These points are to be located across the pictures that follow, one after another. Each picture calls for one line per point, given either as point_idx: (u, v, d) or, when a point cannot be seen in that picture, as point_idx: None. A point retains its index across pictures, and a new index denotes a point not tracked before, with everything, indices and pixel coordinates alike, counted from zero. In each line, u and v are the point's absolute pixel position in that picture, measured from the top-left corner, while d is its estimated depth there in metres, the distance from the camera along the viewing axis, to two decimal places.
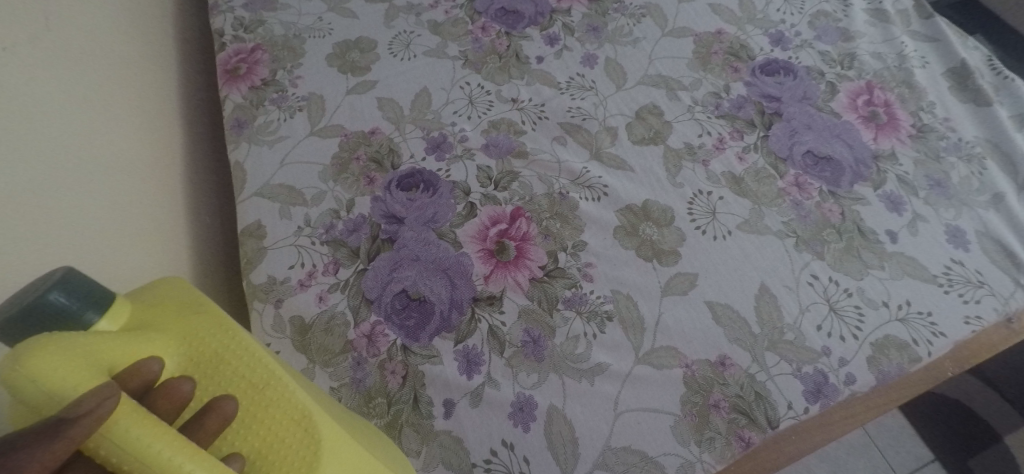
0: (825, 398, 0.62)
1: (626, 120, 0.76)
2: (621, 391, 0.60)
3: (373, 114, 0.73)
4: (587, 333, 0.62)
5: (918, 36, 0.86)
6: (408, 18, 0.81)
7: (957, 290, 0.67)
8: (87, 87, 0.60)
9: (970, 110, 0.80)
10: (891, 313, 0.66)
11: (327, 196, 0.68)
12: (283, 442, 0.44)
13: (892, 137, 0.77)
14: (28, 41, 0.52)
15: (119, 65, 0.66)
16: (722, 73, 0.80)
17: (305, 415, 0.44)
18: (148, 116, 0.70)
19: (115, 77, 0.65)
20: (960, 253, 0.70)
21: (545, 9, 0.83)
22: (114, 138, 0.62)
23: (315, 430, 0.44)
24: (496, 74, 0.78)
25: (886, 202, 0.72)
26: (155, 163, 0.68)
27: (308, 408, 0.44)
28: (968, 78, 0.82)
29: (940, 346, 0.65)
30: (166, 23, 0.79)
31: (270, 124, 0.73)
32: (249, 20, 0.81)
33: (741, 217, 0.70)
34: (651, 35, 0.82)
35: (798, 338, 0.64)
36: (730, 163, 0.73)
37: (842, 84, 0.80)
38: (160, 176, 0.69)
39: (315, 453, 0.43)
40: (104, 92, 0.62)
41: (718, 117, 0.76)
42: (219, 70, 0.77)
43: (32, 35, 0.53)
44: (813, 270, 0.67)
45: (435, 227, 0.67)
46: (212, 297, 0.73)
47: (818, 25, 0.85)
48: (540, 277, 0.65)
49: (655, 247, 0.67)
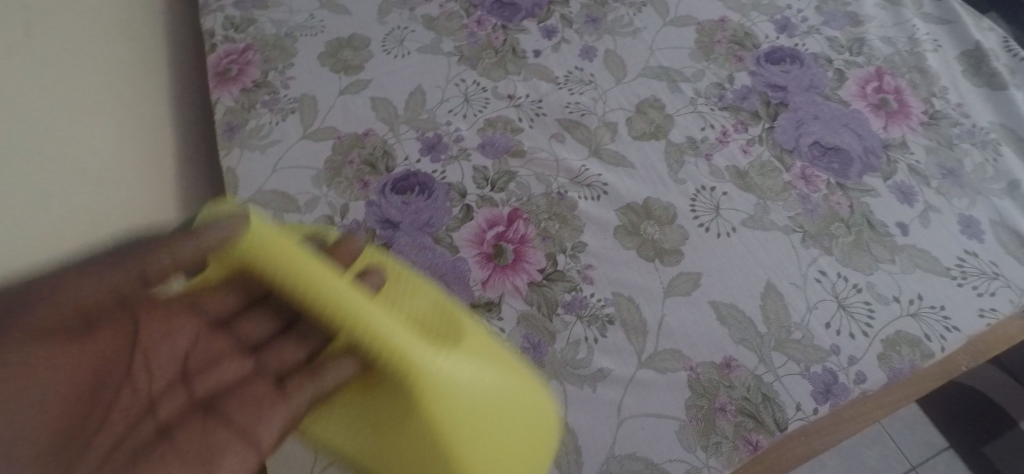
0: (834, 398, 0.60)
1: (626, 114, 0.74)
2: (624, 397, 0.59)
3: (367, 115, 0.72)
4: (588, 337, 0.61)
5: (930, 18, 0.83)
6: (402, 13, 0.79)
7: (971, 283, 0.65)
8: (85, 83, 0.60)
9: (984, 94, 0.77)
10: (903, 308, 0.64)
11: (321, 201, 0.68)
12: (424, 314, 0.54)
13: (902, 125, 0.74)
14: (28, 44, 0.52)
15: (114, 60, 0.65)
16: (725, 63, 0.77)
17: (444, 303, 0.55)
18: (142, 111, 0.69)
19: (111, 75, 0.64)
20: (974, 244, 0.68)
21: (543, 0, 0.81)
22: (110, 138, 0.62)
23: (452, 308, 0.55)
24: (493, 70, 0.76)
25: (896, 193, 0.70)
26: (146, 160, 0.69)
27: (443, 297, 0.55)
28: (983, 61, 0.79)
29: (953, 341, 0.63)
30: (158, 28, 0.78)
31: (262, 128, 0.72)
32: (240, 20, 0.79)
33: (746, 213, 0.68)
34: (651, 25, 0.80)
35: (805, 338, 0.62)
36: (734, 157, 0.71)
37: (850, 70, 0.78)
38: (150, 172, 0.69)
39: (461, 328, 0.53)
40: (99, 87, 0.62)
41: (721, 109, 0.74)
42: (211, 72, 0.76)
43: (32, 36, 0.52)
44: (820, 266, 0.65)
45: (431, 231, 0.66)
46: None
47: (824, 10, 0.82)
48: (539, 280, 0.64)
49: (657, 247, 0.66)
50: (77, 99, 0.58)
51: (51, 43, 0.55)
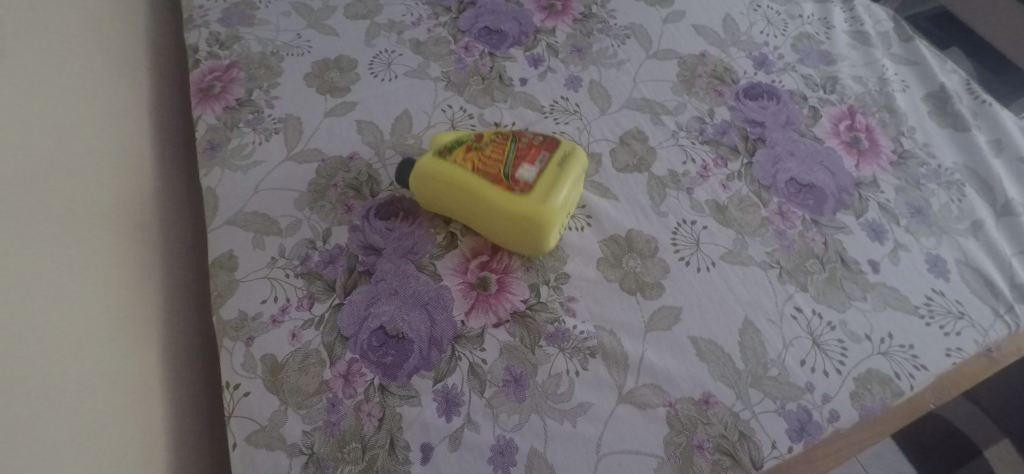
0: (808, 436, 0.61)
1: (610, 145, 0.74)
2: (603, 434, 0.59)
3: (352, 138, 0.71)
4: (570, 370, 0.61)
5: (898, 59, 0.86)
6: (390, 36, 0.79)
7: (938, 322, 0.67)
8: (56, 118, 0.59)
9: (949, 135, 0.80)
10: (874, 347, 0.65)
11: (303, 225, 0.66)
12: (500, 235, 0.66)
13: (874, 165, 0.76)
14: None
15: (90, 99, 0.65)
16: (706, 98, 0.79)
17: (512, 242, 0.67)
18: (120, 148, 0.67)
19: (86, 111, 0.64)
20: (940, 282, 0.69)
21: (530, 29, 0.81)
22: (87, 176, 0.61)
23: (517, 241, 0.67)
24: (479, 96, 0.76)
25: (868, 231, 0.72)
26: (123, 201, 0.65)
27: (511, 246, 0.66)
28: (947, 103, 0.82)
29: (921, 379, 0.65)
30: (138, 51, 0.76)
31: (244, 147, 0.70)
32: (224, 36, 0.78)
33: (725, 247, 0.69)
34: (635, 58, 0.81)
35: (781, 374, 0.63)
36: (714, 191, 0.72)
37: (824, 108, 0.80)
38: (128, 221, 0.65)
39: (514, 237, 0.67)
40: (71, 123, 0.61)
41: (702, 143, 0.76)
42: (193, 88, 0.74)
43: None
44: (796, 303, 0.66)
45: (414, 258, 0.65)
46: (183, 365, 0.67)
47: (800, 48, 0.84)
48: (522, 311, 0.63)
49: (638, 280, 0.66)
50: (48, 134, 0.57)
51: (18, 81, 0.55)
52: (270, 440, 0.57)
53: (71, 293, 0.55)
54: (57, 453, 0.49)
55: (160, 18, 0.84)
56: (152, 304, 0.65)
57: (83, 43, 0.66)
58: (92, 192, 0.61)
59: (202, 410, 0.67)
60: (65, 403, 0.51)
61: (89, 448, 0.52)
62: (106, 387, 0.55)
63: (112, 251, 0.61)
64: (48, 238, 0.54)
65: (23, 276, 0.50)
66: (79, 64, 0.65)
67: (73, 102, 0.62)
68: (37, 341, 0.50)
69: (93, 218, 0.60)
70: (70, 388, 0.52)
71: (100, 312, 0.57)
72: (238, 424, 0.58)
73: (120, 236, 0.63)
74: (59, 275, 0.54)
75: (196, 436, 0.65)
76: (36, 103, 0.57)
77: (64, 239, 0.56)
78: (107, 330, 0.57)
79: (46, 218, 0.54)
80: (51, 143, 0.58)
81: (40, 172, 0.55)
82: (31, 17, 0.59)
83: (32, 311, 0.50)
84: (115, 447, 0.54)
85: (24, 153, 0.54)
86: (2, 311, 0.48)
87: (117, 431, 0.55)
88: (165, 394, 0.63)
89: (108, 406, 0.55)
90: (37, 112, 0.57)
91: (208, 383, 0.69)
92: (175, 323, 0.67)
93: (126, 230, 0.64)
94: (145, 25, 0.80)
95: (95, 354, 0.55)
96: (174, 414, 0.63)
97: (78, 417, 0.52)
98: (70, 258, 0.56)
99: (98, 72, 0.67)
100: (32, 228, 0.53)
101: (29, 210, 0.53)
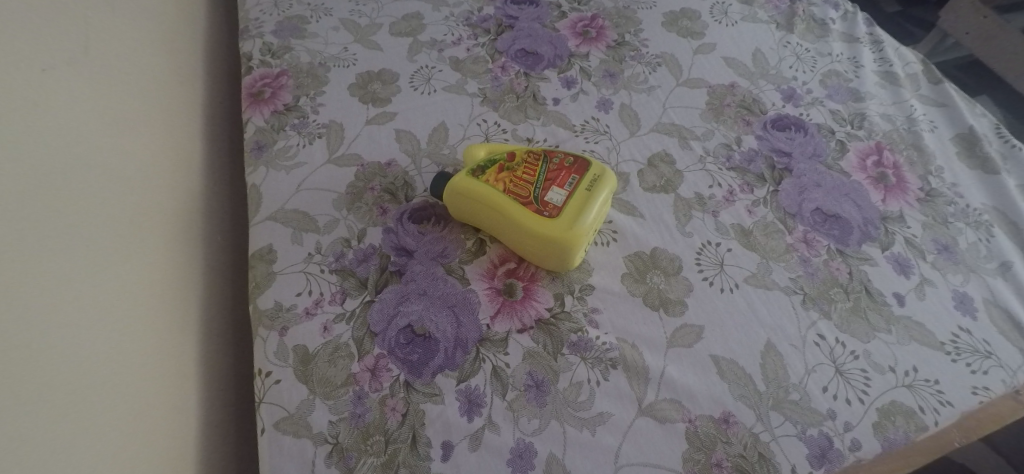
0: (829, 464, 0.60)
1: (638, 166, 0.76)
2: (622, 445, 0.59)
3: (391, 146, 0.74)
4: (591, 379, 0.62)
5: (927, 100, 0.87)
6: (431, 53, 0.82)
7: (964, 360, 0.67)
8: (121, 110, 0.62)
9: (978, 176, 0.80)
10: (898, 379, 0.65)
11: (339, 224, 0.69)
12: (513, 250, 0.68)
13: (900, 200, 0.77)
14: (67, 69, 0.56)
15: (152, 96, 0.68)
16: (734, 126, 0.80)
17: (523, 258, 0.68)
18: (173, 144, 0.70)
19: (147, 106, 0.67)
20: (966, 320, 0.69)
21: (564, 52, 0.84)
22: (142, 167, 0.64)
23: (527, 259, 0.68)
24: (513, 113, 0.79)
25: (894, 264, 0.72)
26: (172, 194, 0.68)
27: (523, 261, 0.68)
28: (976, 144, 0.83)
29: (946, 416, 0.64)
30: (197, 56, 0.81)
31: (289, 149, 0.73)
32: (277, 46, 0.82)
33: (749, 270, 0.69)
34: (665, 85, 0.83)
35: (803, 399, 0.63)
36: (739, 215, 0.73)
37: (851, 143, 0.81)
38: (174, 212, 0.67)
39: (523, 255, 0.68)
40: (133, 117, 0.64)
41: (729, 169, 0.77)
42: (245, 93, 0.78)
43: (69, 60, 0.56)
44: (819, 330, 0.66)
45: (444, 262, 0.67)
46: (213, 358, 0.68)
47: (829, 84, 0.86)
48: (546, 319, 0.64)
49: (662, 296, 0.67)
50: (112, 124, 0.61)
51: (91, 73, 0.59)
52: (297, 428, 0.59)
53: (118, 284, 0.57)
54: (78, 457, 0.48)
55: (217, 31, 0.89)
56: (190, 294, 0.67)
57: (149, 43, 0.70)
58: (140, 201, 0.62)
59: (229, 416, 0.69)
60: (95, 405, 0.51)
61: (114, 458, 0.51)
62: (143, 370, 0.57)
63: (155, 260, 0.62)
64: (90, 235, 0.55)
65: (61, 271, 0.51)
66: (147, 62, 0.69)
67: (137, 96, 0.66)
68: (63, 336, 0.50)
69: (144, 208, 0.63)
70: (109, 380, 0.53)
71: (137, 319, 0.58)
72: (268, 410, 0.60)
73: (162, 245, 0.64)
74: (110, 259, 0.56)
75: (221, 440, 0.66)
76: (98, 109, 0.59)
77: (106, 237, 0.57)
78: (143, 337, 0.58)
79: (91, 216, 0.55)
80: (108, 145, 0.59)
81: (100, 165, 0.58)
82: (107, 26, 0.63)
83: (63, 308, 0.50)
84: (144, 445, 0.55)
85: (78, 152, 0.55)
86: (54, 290, 0.50)
87: (146, 433, 0.56)
88: (194, 401, 0.63)
89: (138, 411, 0.55)
90: (98, 114, 0.59)
91: (235, 379, 0.71)
92: (208, 316, 0.69)
93: (171, 236, 0.66)
94: (204, 33, 0.85)
95: (125, 360, 0.55)
96: (203, 413, 0.64)
97: (114, 405, 0.53)
98: (123, 245, 0.58)
99: (161, 71, 0.71)
100: (88, 219, 0.55)
101: (76, 206, 0.54)
